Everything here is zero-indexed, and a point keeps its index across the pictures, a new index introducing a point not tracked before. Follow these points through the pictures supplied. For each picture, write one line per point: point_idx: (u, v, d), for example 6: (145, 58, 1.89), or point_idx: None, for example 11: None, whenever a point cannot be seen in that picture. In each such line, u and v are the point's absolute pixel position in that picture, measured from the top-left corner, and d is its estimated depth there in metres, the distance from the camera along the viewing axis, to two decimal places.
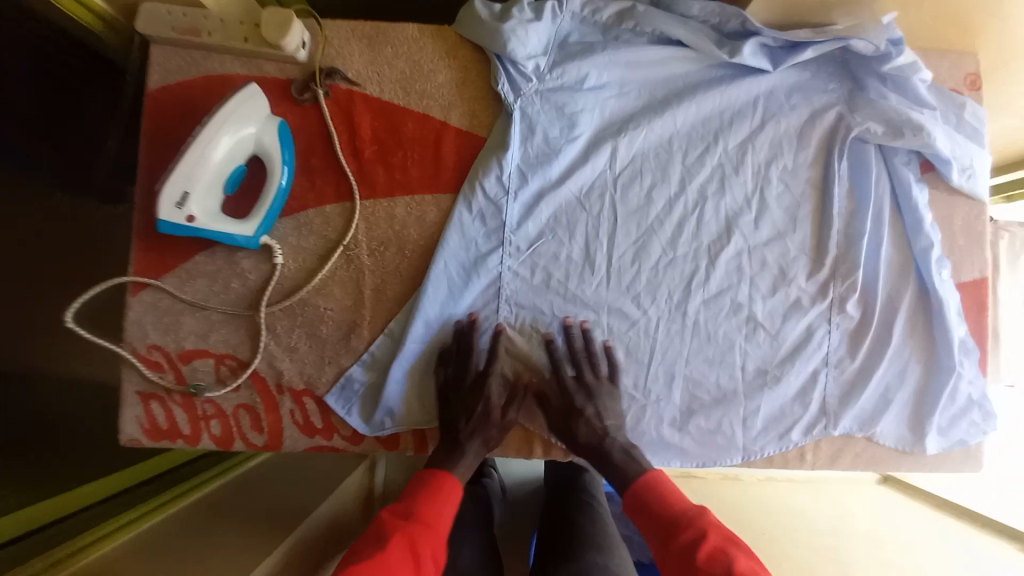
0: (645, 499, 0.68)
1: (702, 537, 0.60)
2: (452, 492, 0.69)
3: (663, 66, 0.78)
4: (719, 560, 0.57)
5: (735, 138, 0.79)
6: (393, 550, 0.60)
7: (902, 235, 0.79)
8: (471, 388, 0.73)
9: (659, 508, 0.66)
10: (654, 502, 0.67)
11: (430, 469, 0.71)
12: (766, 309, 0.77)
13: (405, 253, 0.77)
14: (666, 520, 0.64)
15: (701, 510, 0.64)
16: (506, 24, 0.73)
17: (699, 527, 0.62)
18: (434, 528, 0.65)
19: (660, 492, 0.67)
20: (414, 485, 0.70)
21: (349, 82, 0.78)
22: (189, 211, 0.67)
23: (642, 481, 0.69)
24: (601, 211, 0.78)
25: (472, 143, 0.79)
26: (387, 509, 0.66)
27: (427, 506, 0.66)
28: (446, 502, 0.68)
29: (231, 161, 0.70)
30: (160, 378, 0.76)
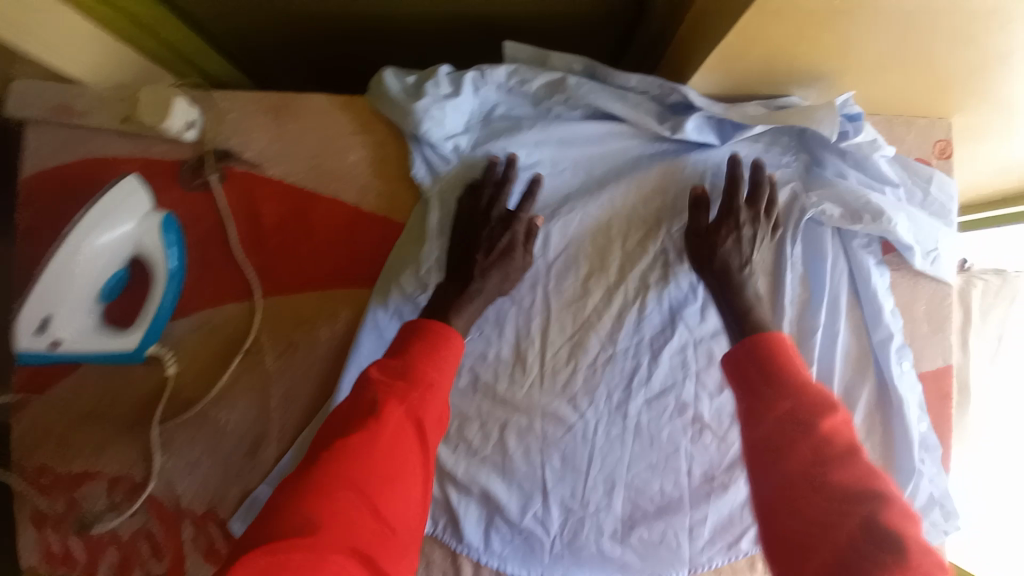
0: (755, 356, 0.55)
1: (829, 424, 0.49)
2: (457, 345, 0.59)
3: (599, 143, 0.70)
4: (841, 456, 0.48)
5: (680, 221, 0.71)
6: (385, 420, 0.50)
7: (861, 323, 0.73)
8: (490, 224, 0.65)
9: (772, 369, 0.54)
10: (766, 360, 0.54)
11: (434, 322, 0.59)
12: (713, 408, 0.71)
13: (313, 359, 0.70)
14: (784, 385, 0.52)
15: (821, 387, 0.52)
16: (420, 103, 0.65)
17: (827, 402, 0.51)
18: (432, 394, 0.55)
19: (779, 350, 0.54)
20: (411, 335, 0.58)
21: (248, 164, 0.70)
22: (57, 337, 0.60)
23: (761, 339, 0.56)
24: (534, 304, 0.71)
25: (389, 230, 0.71)
26: (377, 365, 0.55)
27: (424, 364, 0.55)
28: (447, 359, 0.57)
29: (105, 274, 0.61)
30: (51, 504, 0.70)
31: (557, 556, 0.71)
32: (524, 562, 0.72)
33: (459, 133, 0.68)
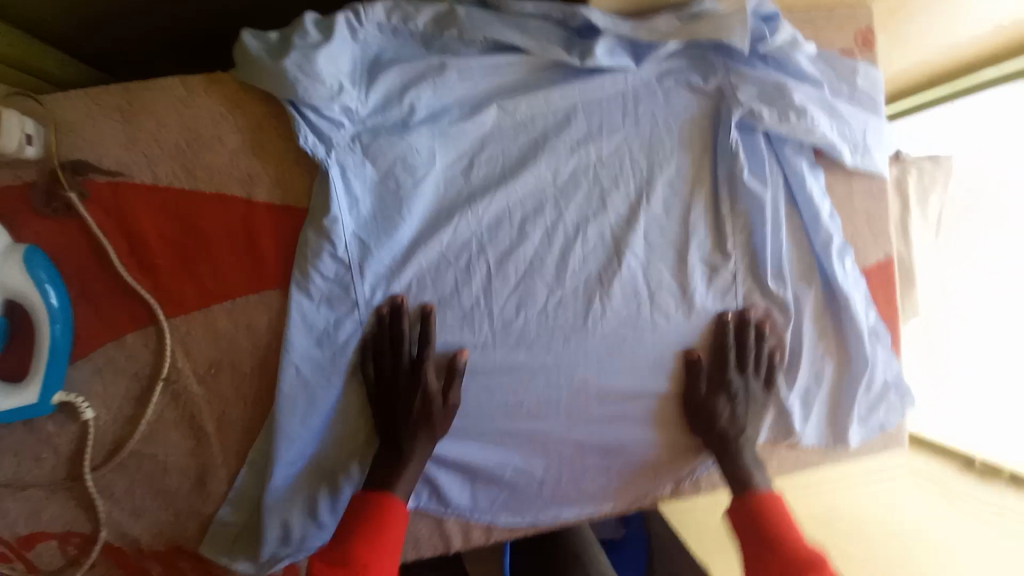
0: (756, 522, 0.64)
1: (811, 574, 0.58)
2: (400, 519, 0.62)
3: (504, 77, 0.64)
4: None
5: (607, 146, 0.67)
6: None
7: (801, 230, 0.71)
8: (405, 375, 0.65)
9: (768, 531, 0.63)
10: (761, 525, 0.64)
11: (372, 495, 0.62)
12: (672, 333, 0.71)
13: (244, 371, 0.64)
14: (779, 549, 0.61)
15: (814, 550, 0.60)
16: (287, 61, 0.57)
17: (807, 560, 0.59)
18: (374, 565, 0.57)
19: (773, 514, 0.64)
20: (351, 521, 0.61)
21: (109, 172, 0.60)
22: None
23: (759, 501, 0.65)
24: (472, 262, 0.67)
25: (293, 221, 0.63)
26: (318, 558, 0.58)
27: (366, 550, 0.58)
28: (392, 534, 0.60)
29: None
30: (7, 569, 0.66)
31: (547, 498, 0.72)
32: (515, 511, 0.72)
33: (342, 85, 0.58)
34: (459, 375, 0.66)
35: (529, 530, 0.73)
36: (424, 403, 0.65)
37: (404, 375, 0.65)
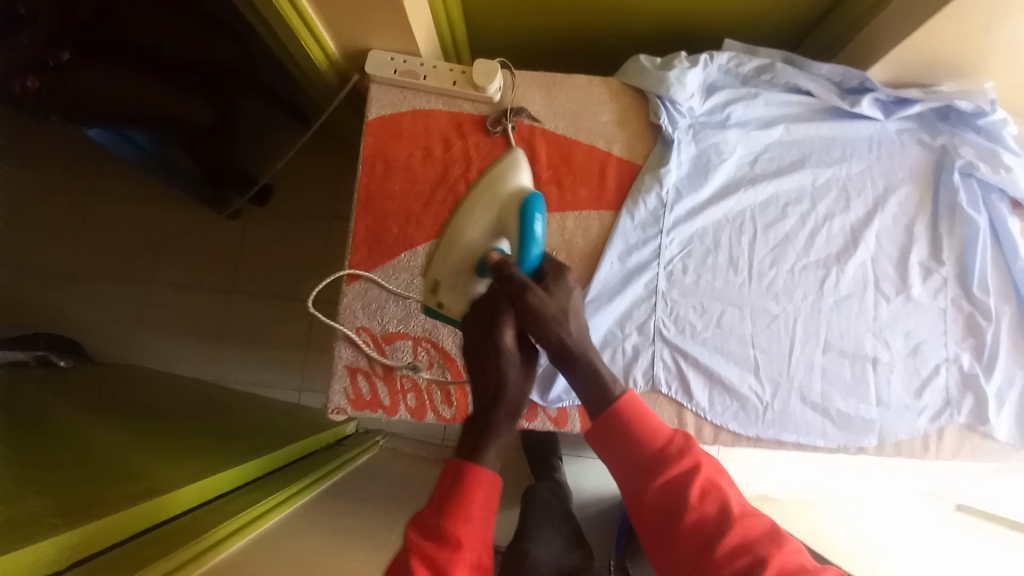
0: (614, 421, 0.64)
1: (691, 472, 0.61)
2: (489, 483, 0.63)
3: (792, 110, 0.95)
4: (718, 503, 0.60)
5: (857, 165, 0.93)
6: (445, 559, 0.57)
7: (1001, 258, 0.91)
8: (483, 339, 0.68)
9: (628, 435, 0.63)
10: (621, 426, 0.64)
11: (465, 464, 0.63)
12: (889, 311, 0.90)
13: (575, 258, 0.92)
14: (643, 454, 0.63)
15: (684, 434, 0.65)
16: (671, 73, 0.91)
17: (684, 462, 0.62)
18: (472, 517, 0.60)
19: (631, 411, 0.64)
20: (440, 488, 0.63)
21: (532, 119, 0.96)
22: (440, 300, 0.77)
23: (615, 403, 0.65)
24: (743, 224, 0.92)
25: (630, 170, 0.95)
26: (421, 513, 0.62)
27: (462, 507, 0.60)
28: (476, 493, 0.61)
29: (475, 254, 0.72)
30: (366, 355, 0.90)
31: (770, 420, 0.88)
32: (742, 425, 0.88)
33: (693, 95, 0.92)
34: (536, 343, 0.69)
35: (749, 444, 0.89)
36: (490, 359, 0.67)
37: (482, 330, 0.68)
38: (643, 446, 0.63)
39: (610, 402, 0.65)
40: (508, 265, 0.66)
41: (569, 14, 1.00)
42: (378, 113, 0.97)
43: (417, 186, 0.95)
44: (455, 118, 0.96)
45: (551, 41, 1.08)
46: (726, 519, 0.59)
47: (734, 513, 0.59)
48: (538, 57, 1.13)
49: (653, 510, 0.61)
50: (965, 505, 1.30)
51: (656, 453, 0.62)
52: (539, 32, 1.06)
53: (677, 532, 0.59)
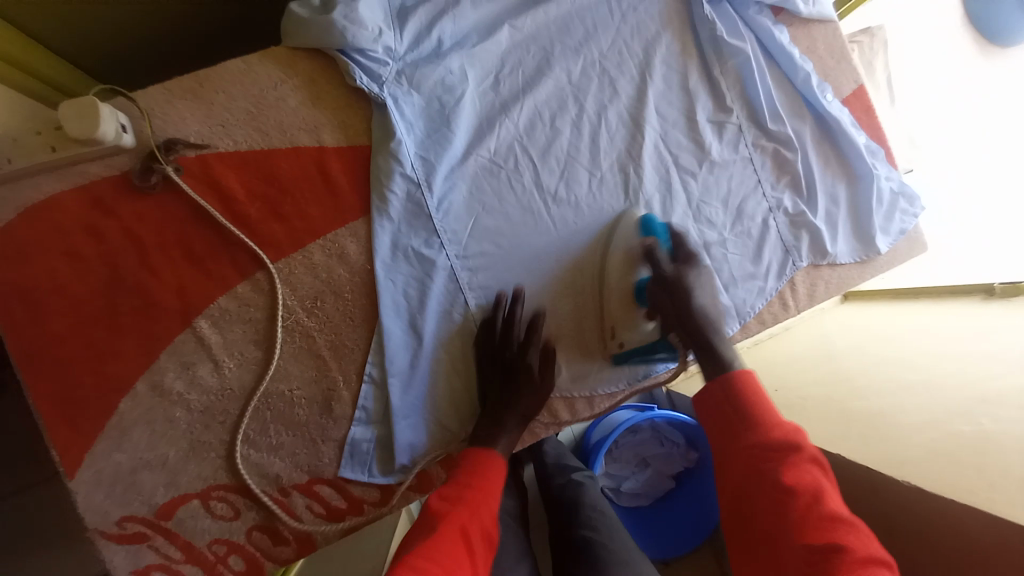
0: (724, 396, 0.64)
1: (790, 452, 0.57)
2: (500, 470, 0.66)
3: (508, 2, 0.76)
4: (807, 484, 0.55)
5: (605, 39, 0.78)
6: (445, 540, 0.56)
7: (782, 75, 0.82)
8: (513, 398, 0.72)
9: (741, 413, 0.62)
10: (733, 401, 0.63)
11: (473, 446, 0.68)
12: (701, 186, 0.80)
13: (345, 297, 0.71)
14: (753, 422, 0.61)
15: (791, 423, 0.61)
16: (334, 13, 0.66)
17: (790, 440, 0.59)
18: (475, 509, 0.61)
19: (747, 392, 0.63)
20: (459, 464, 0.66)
21: (196, 147, 0.68)
22: (619, 339, 0.75)
23: (731, 376, 0.65)
24: (518, 163, 0.76)
25: (359, 157, 0.72)
26: (436, 493, 0.62)
27: (474, 483, 0.63)
28: (491, 477, 0.65)
29: (632, 239, 0.75)
30: (147, 548, 0.68)
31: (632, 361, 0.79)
32: (610, 380, 0.79)
33: (380, 28, 0.69)
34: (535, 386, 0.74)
35: (625, 396, 0.81)
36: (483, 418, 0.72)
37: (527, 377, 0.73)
38: (754, 425, 0.61)
39: (727, 370, 0.66)
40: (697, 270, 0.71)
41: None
42: None
43: (87, 308, 0.66)
44: (89, 194, 0.66)
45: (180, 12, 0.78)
46: (816, 506, 0.54)
47: (827, 497, 0.54)
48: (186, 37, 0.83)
49: (736, 473, 0.60)
50: (851, 294, 1.37)
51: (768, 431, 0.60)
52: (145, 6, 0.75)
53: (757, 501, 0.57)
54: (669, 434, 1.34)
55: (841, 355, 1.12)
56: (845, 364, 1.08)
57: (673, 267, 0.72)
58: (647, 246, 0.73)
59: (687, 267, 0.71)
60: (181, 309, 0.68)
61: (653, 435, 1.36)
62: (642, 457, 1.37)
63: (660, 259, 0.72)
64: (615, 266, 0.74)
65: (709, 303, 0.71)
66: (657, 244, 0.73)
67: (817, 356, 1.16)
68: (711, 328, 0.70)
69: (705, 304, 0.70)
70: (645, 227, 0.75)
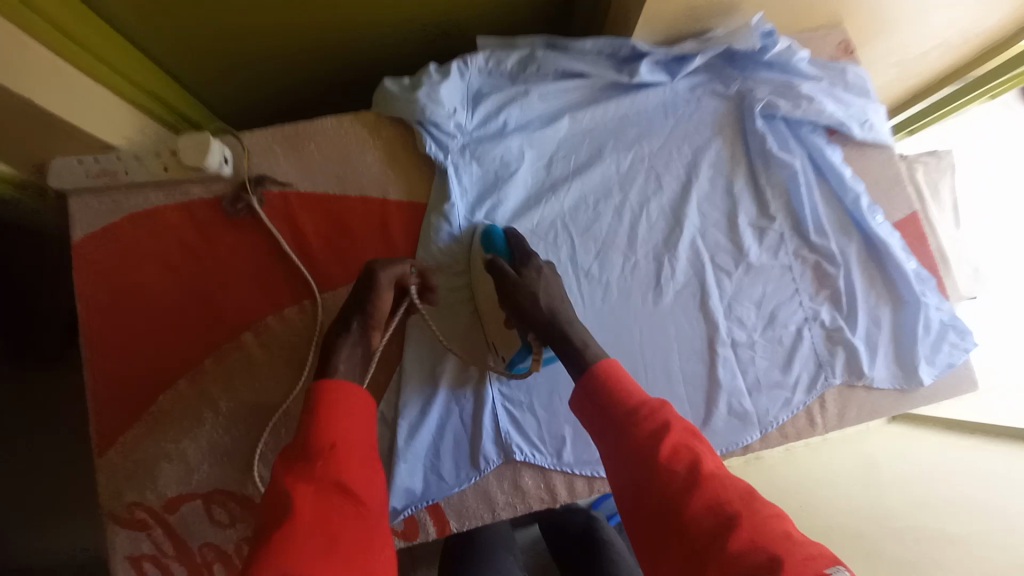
0: (594, 393, 0.59)
1: (664, 429, 0.53)
2: (364, 406, 0.56)
3: (572, 98, 0.84)
4: (683, 455, 0.51)
5: (656, 139, 0.85)
6: (302, 536, 0.45)
7: (830, 192, 0.84)
8: (489, 480, 0.74)
9: (608, 395, 0.58)
10: (604, 399, 0.58)
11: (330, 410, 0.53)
12: (733, 286, 0.81)
13: None
14: (621, 410, 0.56)
15: (655, 396, 0.57)
16: (419, 92, 0.77)
17: (658, 417, 0.54)
18: (343, 472, 0.50)
19: (613, 379, 0.58)
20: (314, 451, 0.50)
21: (280, 184, 0.79)
22: (500, 354, 0.74)
23: (592, 370, 0.60)
24: (557, 237, 0.80)
25: (415, 213, 0.79)
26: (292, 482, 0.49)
27: (337, 447, 0.51)
28: (351, 396, 0.55)
29: (479, 252, 0.75)
30: (148, 535, 0.71)
31: None
32: None
33: (456, 108, 0.78)
34: (512, 473, 0.74)
35: None
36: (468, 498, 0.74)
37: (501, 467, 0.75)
38: (622, 411, 0.55)
39: (590, 365, 0.61)
40: (499, 261, 0.70)
41: (298, 50, 0.83)
42: (85, 229, 0.76)
43: (159, 306, 0.75)
44: (186, 211, 0.77)
45: (296, 81, 0.90)
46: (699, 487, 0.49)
47: (705, 465, 0.51)
48: (295, 100, 0.95)
49: (627, 492, 0.53)
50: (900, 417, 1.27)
51: (634, 410, 0.55)
52: (270, 72, 0.87)
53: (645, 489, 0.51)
54: None
55: (884, 478, 1.03)
56: (892, 495, 0.98)
57: (516, 272, 0.70)
58: (489, 259, 0.71)
59: (529, 270, 0.70)
60: (233, 321, 0.75)
61: None
62: None
63: (503, 268, 0.70)
64: (477, 272, 0.74)
65: (557, 300, 0.69)
66: (499, 256, 0.72)
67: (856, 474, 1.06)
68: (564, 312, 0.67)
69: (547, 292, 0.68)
70: (486, 234, 0.75)
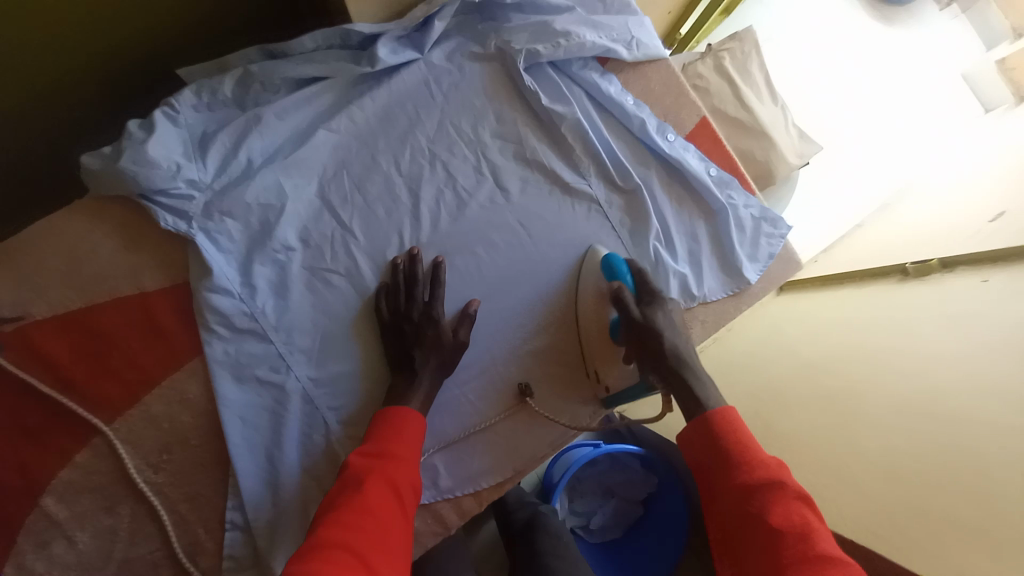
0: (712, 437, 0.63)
1: (778, 492, 0.56)
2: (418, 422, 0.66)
3: (318, 106, 0.74)
4: (794, 524, 0.54)
5: (430, 124, 0.77)
6: (371, 494, 0.58)
7: (620, 124, 0.82)
8: None
9: (721, 447, 0.62)
10: (715, 442, 0.62)
11: (390, 407, 0.66)
12: (555, 252, 0.79)
13: (194, 443, 0.68)
14: (730, 465, 0.60)
15: (775, 458, 0.60)
16: (121, 160, 0.64)
17: (774, 480, 0.57)
18: (398, 459, 0.62)
19: (729, 429, 0.62)
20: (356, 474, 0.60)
21: (8, 320, 0.65)
22: (607, 384, 0.76)
23: (703, 415, 0.64)
24: (352, 266, 0.73)
25: (185, 294, 0.69)
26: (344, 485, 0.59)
27: (393, 440, 0.63)
28: (406, 427, 0.65)
29: (601, 282, 0.75)
30: None
31: (517, 445, 0.77)
32: (497, 470, 0.76)
33: (178, 163, 0.66)
34: None
35: (515, 482, 0.77)
36: None
37: None
38: (736, 463, 0.60)
39: (704, 410, 0.65)
40: (655, 317, 0.70)
41: None
42: None
43: None
44: None
45: None
46: (801, 548, 0.52)
47: (817, 538, 0.52)
48: None
49: (725, 524, 0.59)
50: (786, 292, 1.38)
51: (747, 468, 0.59)
52: None
53: (742, 541, 0.57)
54: (626, 460, 1.32)
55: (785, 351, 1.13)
56: (776, 370, 1.11)
57: (640, 310, 0.70)
58: (615, 290, 0.71)
59: (654, 309, 0.71)
60: (12, 494, 0.63)
61: (612, 464, 1.33)
62: (606, 487, 1.34)
63: (629, 304, 0.70)
64: (589, 300, 0.76)
65: (681, 341, 0.71)
66: (624, 287, 0.71)
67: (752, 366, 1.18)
68: (689, 363, 0.70)
69: (675, 344, 0.69)
70: (610, 268, 0.74)
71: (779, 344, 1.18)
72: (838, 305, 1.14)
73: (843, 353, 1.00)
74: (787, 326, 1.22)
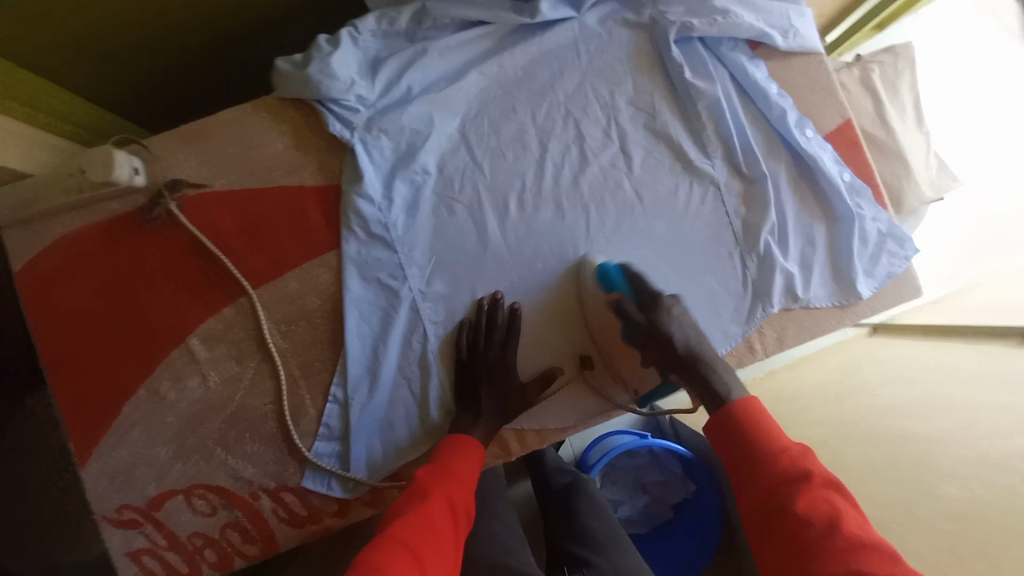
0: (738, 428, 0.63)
1: (804, 480, 0.55)
2: (476, 452, 0.72)
3: (474, 49, 0.81)
4: (821, 510, 0.52)
5: (570, 82, 0.81)
6: (433, 505, 0.63)
7: (757, 112, 0.81)
8: None
9: (746, 438, 0.62)
10: (740, 431, 0.62)
11: (452, 433, 0.73)
12: (664, 224, 0.80)
13: (316, 323, 0.78)
14: (755, 456, 0.60)
15: (801, 446, 0.60)
16: (311, 67, 0.74)
17: (800, 468, 0.56)
18: (458, 479, 0.68)
19: (754, 420, 0.62)
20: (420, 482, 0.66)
21: (196, 186, 0.78)
22: (635, 389, 0.79)
23: (727, 408, 0.65)
24: (474, 199, 0.79)
25: (334, 194, 0.79)
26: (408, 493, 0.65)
27: (453, 461, 0.69)
28: (466, 452, 0.71)
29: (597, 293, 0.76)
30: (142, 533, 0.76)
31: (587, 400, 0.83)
32: (563, 416, 0.83)
33: (353, 79, 0.75)
34: None
35: (576, 430, 0.85)
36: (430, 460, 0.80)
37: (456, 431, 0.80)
38: (761, 452, 0.60)
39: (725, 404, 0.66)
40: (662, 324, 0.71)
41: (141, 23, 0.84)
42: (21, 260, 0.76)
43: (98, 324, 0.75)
44: (107, 228, 0.76)
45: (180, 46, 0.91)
46: (829, 535, 0.51)
47: (846, 524, 0.51)
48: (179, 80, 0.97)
49: (753, 515, 0.58)
50: (879, 330, 1.30)
51: (772, 458, 0.59)
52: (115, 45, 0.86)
53: (769, 532, 0.56)
54: (667, 461, 1.30)
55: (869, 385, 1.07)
56: (856, 401, 1.06)
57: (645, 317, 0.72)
58: (614, 302, 0.73)
59: (660, 313, 0.72)
60: (174, 327, 0.75)
61: (651, 461, 1.32)
62: (640, 482, 1.34)
63: (631, 312, 0.72)
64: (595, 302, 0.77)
65: (692, 341, 0.72)
66: (623, 296, 0.73)
67: (829, 393, 1.13)
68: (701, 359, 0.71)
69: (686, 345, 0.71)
70: (604, 276, 0.75)
71: (863, 377, 1.12)
72: (942, 352, 1.06)
73: (933, 401, 0.92)
74: (876, 363, 1.15)
